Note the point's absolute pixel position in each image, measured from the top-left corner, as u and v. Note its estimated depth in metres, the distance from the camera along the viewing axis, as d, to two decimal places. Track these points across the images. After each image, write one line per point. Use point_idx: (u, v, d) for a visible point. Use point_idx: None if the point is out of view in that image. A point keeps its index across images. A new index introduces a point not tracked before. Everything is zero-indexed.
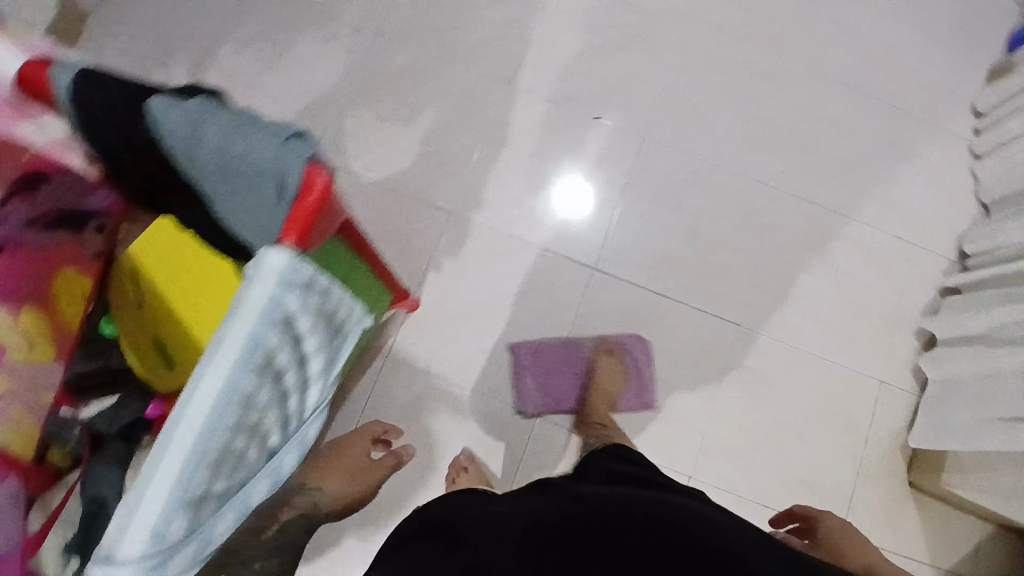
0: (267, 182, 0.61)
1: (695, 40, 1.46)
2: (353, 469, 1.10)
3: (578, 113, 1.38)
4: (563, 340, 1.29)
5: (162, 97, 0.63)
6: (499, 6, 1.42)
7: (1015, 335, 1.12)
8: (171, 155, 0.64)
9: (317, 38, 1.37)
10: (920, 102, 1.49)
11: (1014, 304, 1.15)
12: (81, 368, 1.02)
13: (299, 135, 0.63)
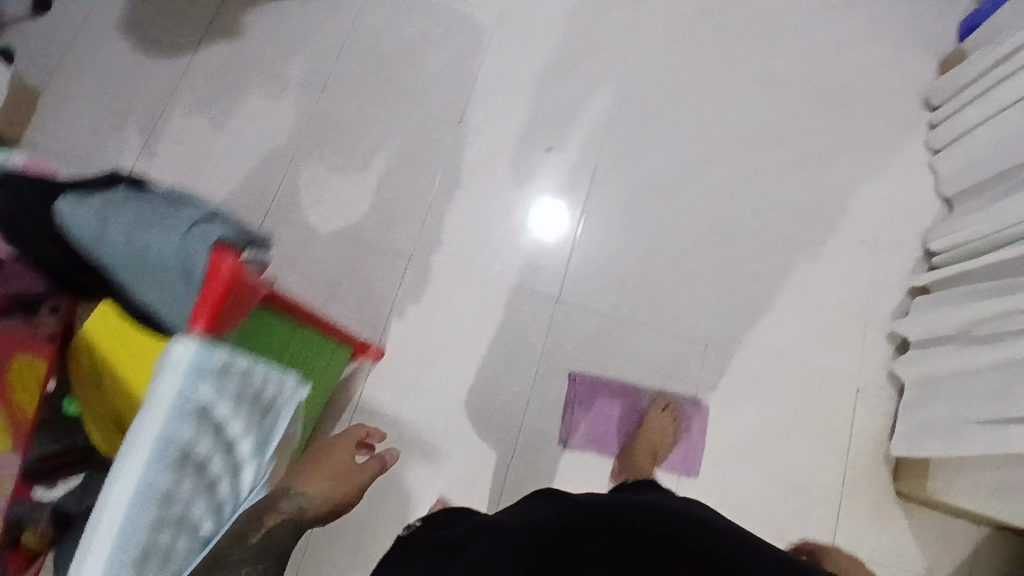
0: (178, 270, 0.65)
1: (643, 59, 1.46)
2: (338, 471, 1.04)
3: (530, 146, 1.39)
4: (622, 384, 1.28)
5: (72, 196, 0.67)
6: (444, 47, 1.43)
7: (985, 334, 1.10)
8: (86, 254, 0.67)
9: (265, 95, 1.37)
10: (873, 101, 1.48)
11: (979, 302, 1.13)
12: (42, 451, 0.87)
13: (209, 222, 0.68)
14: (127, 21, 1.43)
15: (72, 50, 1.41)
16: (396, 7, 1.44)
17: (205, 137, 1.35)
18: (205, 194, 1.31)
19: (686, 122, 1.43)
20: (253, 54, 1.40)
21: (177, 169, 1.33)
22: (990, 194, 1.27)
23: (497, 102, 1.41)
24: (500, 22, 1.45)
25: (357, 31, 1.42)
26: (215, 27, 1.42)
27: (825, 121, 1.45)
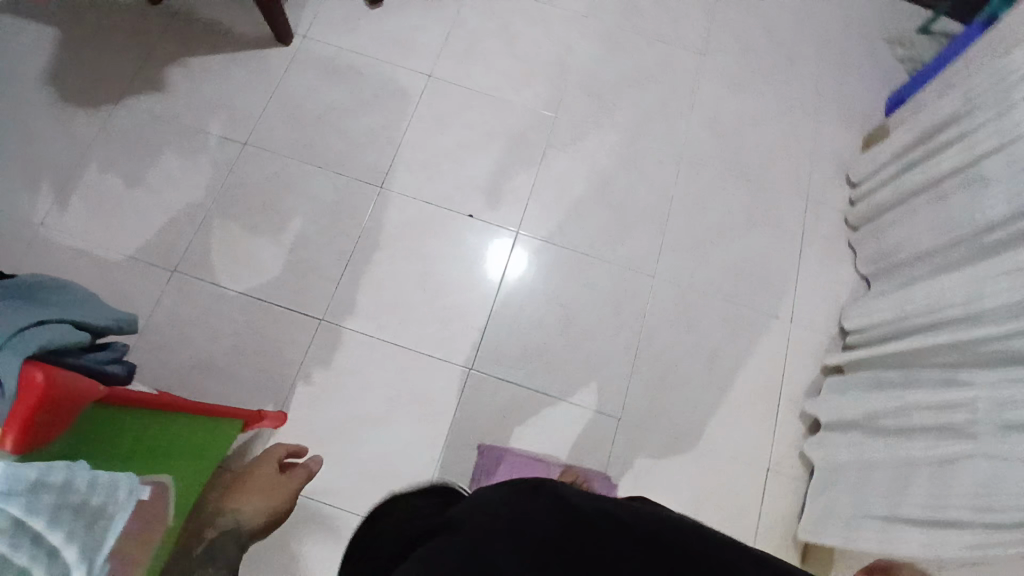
0: None
1: (567, 127, 1.46)
2: (262, 486, 1.08)
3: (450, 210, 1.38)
4: (534, 457, 1.24)
5: None
6: (369, 110, 1.43)
7: (889, 426, 1.11)
8: None
9: (183, 152, 1.36)
10: (798, 175, 1.49)
11: (886, 393, 1.14)
12: None
13: (34, 329, 0.63)
14: (48, 72, 1.41)
15: None
16: (323, 69, 1.45)
17: (118, 195, 1.32)
18: (113, 252, 1.28)
19: (609, 190, 1.42)
20: (177, 110, 1.39)
21: (87, 226, 1.30)
22: (905, 277, 1.27)
23: (419, 166, 1.41)
24: (427, 88, 1.47)
25: (282, 91, 1.42)
26: (137, 82, 1.41)
27: (747, 192, 1.45)
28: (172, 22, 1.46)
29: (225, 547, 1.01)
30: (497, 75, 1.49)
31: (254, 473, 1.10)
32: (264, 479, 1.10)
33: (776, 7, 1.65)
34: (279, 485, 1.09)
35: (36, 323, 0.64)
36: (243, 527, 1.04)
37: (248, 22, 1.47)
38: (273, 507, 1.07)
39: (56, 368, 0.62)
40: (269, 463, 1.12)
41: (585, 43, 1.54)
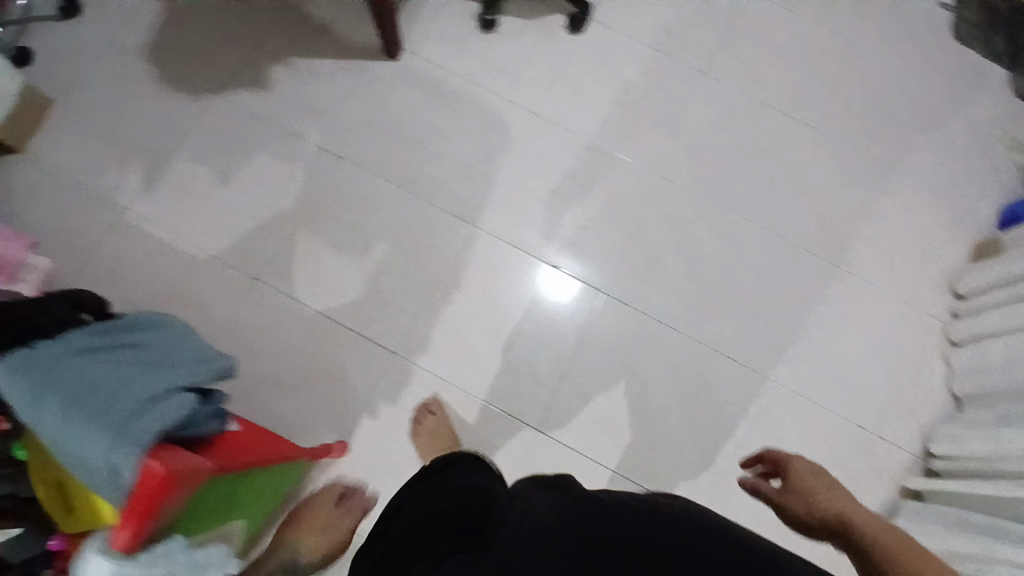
0: (99, 466, 0.58)
1: (667, 190, 1.40)
2: (320, 522, 1.05)
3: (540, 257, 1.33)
4: None
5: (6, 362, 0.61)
6: (471, 141, 1.38)
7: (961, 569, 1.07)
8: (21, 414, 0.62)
9: (277, 155, 1.32)
10: (898, 276, 1.43)
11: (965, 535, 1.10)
12: None
13: (154, 403, 0.63)
14: (150, 48, 1.37)
15: (89, 69, 1.35)
16: (427, 89, 1.39)
17: (207, 189, 1.29)
18: (194, 249, 1.25)
19: (701, 264, 1.37)
20: (278, 111, 1.34)
21: (171, 217, 1.27)
22: (999, 411, 1.21)
23: (514, 207, 1.35)
24: (530, 126, 1.41)
25: (384, 106, 1.37)
26: (239, 74, 1.36)
27: (846, 287, 1.40)
28: (279, 15, 1.39)
29: None
30: (603, 124, 1.43)
31: (313, 509, 1.07)
32: (323, 514, 1.06)
33: (900, 91, 1.56)
34: (334, 522, 1.05)
35: (152, 401, 0.63)
36: (300, 563, 1.00)
37: (356, 28, 1.40)
38: (332, 542, 1.04)
39: (172, 453, 0.60)
40: (323, 500, 1.09)
41: (697, 102, 1.47)
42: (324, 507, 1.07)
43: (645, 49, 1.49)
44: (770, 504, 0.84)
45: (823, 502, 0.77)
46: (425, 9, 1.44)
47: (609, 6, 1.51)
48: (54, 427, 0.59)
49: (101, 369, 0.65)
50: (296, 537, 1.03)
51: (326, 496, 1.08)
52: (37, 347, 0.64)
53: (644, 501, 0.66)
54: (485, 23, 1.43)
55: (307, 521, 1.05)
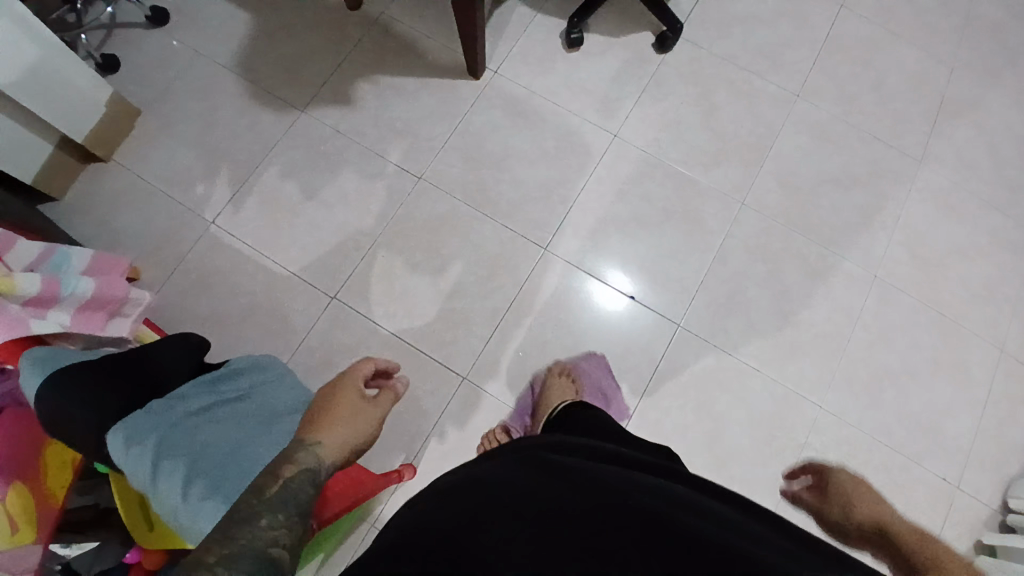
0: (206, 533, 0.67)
1: (749, 219, 1.36)
2: (342, 416, 0.76)
3: (610, 279, 1.31)
4: None
5: (127, 428, 0.70)
6: (549, 163, 1.36)
7: None
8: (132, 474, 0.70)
9: (359, 172, 1.33)
10: (992, 320, 1.34)
11: None
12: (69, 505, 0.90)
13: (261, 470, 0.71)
14: (241, 61, 1.40)
15: (182, 80, 1.39)
16: (509, 109, 1.39)
17: (291, 204, 1.31)
18: (277, 264, 1.27)
19: (784, 299, 1.32)
20: (360, 128, 1.36)
21: (256, 230, 1.29)
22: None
23: (591, 233, 1.33)
24: (611, 148, 1.38)
25: (466, 126, 1.37)
26: (326, 91, 1.38)
27: (935, 330, 1.32)
28: (368, 30, 1.42)
29: (302, 490, 0.67)
30: (686, 148, 1.39)
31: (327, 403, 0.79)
32: (349, 400, 0.80)
33: (1006, 121, 1.47)
34: (367, 410, 0.79)
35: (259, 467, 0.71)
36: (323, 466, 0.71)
37: (442, 46, 1.42)
38: (357, 439, 0.76)
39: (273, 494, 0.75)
40: (345, 388, 0.82)
41: (786, 128, 1.41)
42: (352, 392, 0.81)
43: (735, 69, 1.44)
44: None
45: (862, 514, 0.84)
46: (510, 28, 1.44)
47: (698, 25, 1.46)
48: (172, 493, 0.68)
49: (211, 430, 0.73)
50: (310, 432, 0.73)
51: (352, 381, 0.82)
52: (157, 409, 0.73)
53: (657, 489, 0.61)
54: (571, 41, 1.41)
55: (324, 412, 0.76)
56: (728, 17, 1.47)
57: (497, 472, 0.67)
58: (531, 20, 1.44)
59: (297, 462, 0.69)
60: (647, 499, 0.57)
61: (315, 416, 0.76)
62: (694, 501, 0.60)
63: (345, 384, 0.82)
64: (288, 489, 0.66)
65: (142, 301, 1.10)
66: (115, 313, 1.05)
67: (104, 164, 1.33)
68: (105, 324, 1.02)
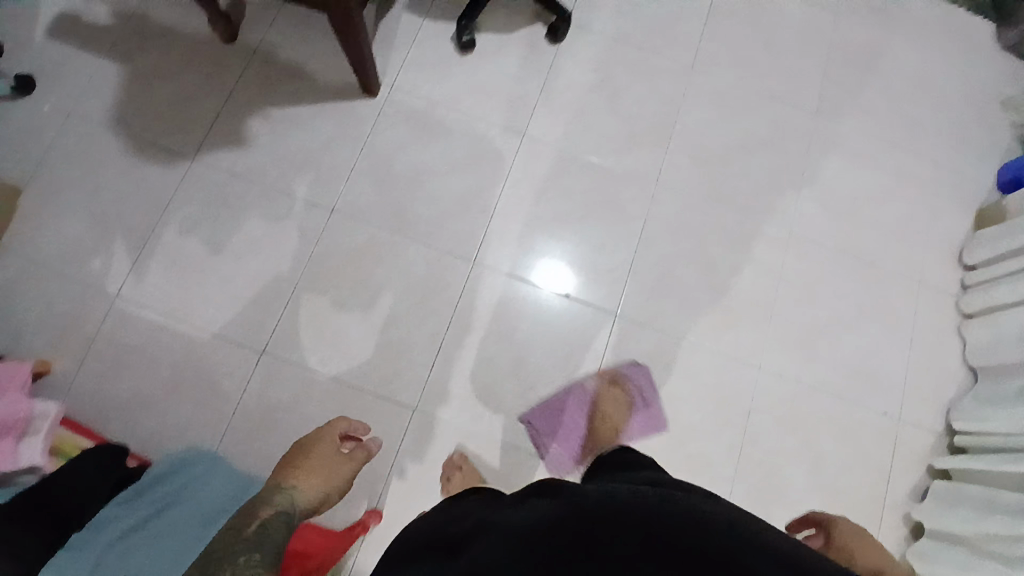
0: None
1: (667, 198, 1.37)
2: (328, 460, 1.02)
3: (541, 275, 1.30)
4: None
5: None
6: (462, 173, 1.33)
7: (998, 552, 1.05)
8: None
9: (267, 216, 1.26)
10: (907, 255, 1.40)
11: (994, 513, 1.08)
12: None
13: None
14: (117, 117, 1.30)
15: (57, 149, 1.29)
16: (412, 124, 1.34)
17: (199, 263, 1.24)
18: (195, 328, 1.21)
19: (714, 271, 1.34)
20: (259, 168, 1.29)
21: (168, 297, 1.23)
22: (1018, 385, 1.18)
23: (517, 240, 1.31)
24: (522, 149, 1.36)
25: (371, 148, 1.32)
26: (215, 135, 1.30)
27: (857, 275, 1.37)
28: (249, 62, 1.34)
29: (277, 525, 0.89)
30: (597, 136, 1.38)
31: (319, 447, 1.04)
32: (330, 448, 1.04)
33: (890, 60, 1.52)
34: (337, 464, 1.02)
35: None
36: (296, 509, 0.93)
37: (330, 66, 1.35)
38: (326, 487, 0.99)
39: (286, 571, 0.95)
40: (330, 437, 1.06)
41: (689, 101, 1.42)
42: (330, 443, 1.05)
43: (630, 49, 1.44)
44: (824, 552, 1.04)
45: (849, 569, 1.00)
46: (399, 39, 1.39)
47: (587, 10, 1.45)
48: None
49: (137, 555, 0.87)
50: (286, 483, 0.95)
51: (333, 434, 1.06)
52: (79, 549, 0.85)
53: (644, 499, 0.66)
54: (463, 45, 1.37)
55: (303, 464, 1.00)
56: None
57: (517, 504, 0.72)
58: (419, 27, 1.40)
59: (271, 506, 0.91)
60: (664, 504, 0.64)
61: (292, 472, 0.98)
62: (699, 498, 0.67)
63: (328, 435, 1.06)
64: (263, 530, 0.87)
65: (50, 413, 1.05)
66: (22, 434, 1.02)
67: None
68: (8, 450, 1.00)
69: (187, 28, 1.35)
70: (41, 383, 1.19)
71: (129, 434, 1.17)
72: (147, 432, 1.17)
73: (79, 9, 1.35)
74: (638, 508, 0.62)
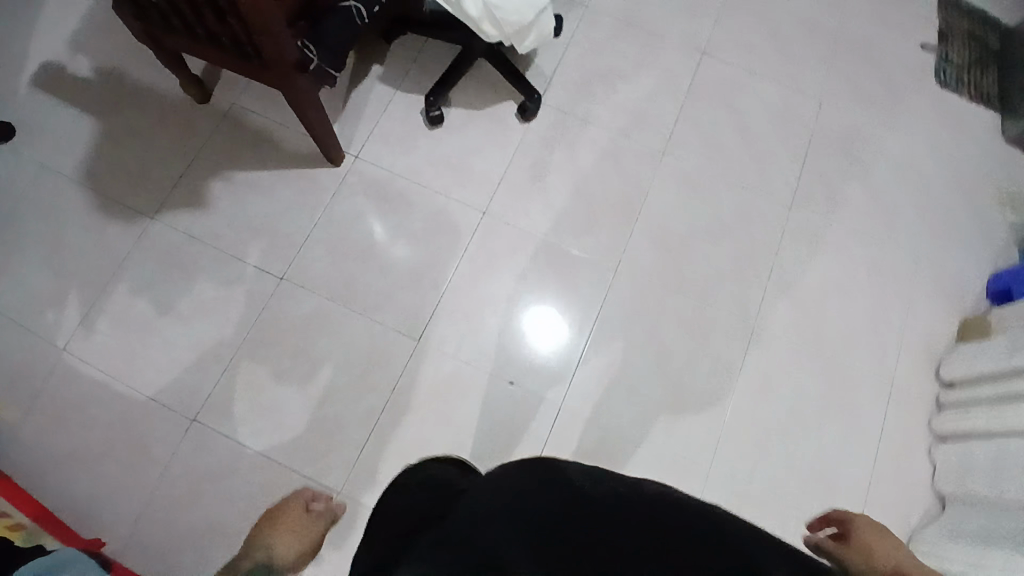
0: None
1: (626, 286, 1.33)
2: (295, 527, 1.07)
3: (528, 330, 1.29)
4: None
5: None
6: (416, 247, 1.33)
7: None
8: None
9: (219, 280, 1.29)
10: (879, 361, 1.32)
11: None
12: None
13: None
14: (87, 172, 1.35)
15: (30, 197, 1.34)
16: (372, 195, 1.35)
17: (146, 322, 1.27)
18: (132, 389, 1.23)
19: (668, 365, 1.29)
20: (217, 232, 1.31)
21: (113, 355, 1.25)
22: (1013, 524, 1.02)
23: (466, 319, 1.29)
24: (479, 226, 1.35)
25: (329, 217, 1.33)
26: (178, 194, 1.33)
27: (823, 379, 1.30)
28: (220, 124, 1.37)
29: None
30: (558, 217, 1.36)
31: (283, 514, 1.09)
32: (301, 514, 1.10)
33: (878, 153, 1.47)
34: (309, 524, 1.09)
35: None
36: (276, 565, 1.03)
37: (299, 133, 1.37)
38: (300, 548, 1.07)
39: None
40: (294, 504, 1.11)
41: (656, 184, 1.40)
42: (298, 509, 1.10)
43: (601, 131, 1.42)
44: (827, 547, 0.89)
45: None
46: (370, 109, 1.40)
47: (560, 88, 1.44)
48: None
49: None
50: (269, 540, 1.05)
51: (302, 496, 1.13)
52: None
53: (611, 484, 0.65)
54: (432, 118, 1.38)
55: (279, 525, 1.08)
56: (591, 76, 1.45)
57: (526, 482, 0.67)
58: (390, 98, 1.41)
59: (253, 557, 1.03)
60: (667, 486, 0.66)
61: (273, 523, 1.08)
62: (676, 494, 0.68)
63: (291, 504, 1.11)
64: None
65: None
66: None
67: None
68: None
69: (165, 87, 1.39)
70: None
71: (56, 491, 1.17)
72: (73, 492, 1.18)
73: (66, 63, 1.41)
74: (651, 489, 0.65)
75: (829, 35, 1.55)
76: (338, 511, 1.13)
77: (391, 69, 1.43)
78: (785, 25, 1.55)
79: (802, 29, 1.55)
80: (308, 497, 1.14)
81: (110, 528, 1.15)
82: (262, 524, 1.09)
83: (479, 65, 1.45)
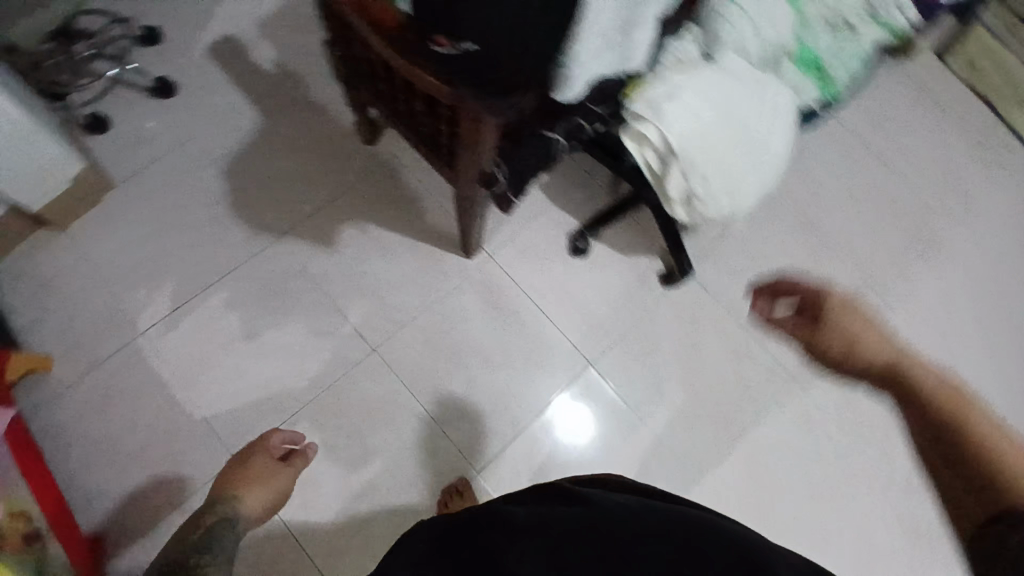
0: None
1: (699, 500, 1.24)
2: (259, 473, 1.02)
3: None
4: None
5: None
6: (509, 370, 1.27)
7: None
8: None
9: (311, 326, 1.25)
10: None
11: None
12: None
13: None
14: (228, 164, 1.31)
15: (165, 162, 1.31)
16: (488, 301, 1.30)
17: (227, 338, 1.24)
18: (190, 402, 1.21)
19: None
20: (327, 277, 1.28)
21: (185, 359, 1.23)
22: None
23: (529, 467, 1.22)
24: (579, 375, 1.29)
25: (439, 307, 1.28)
26: (305, 224, 1.29)
27: None
28: (373, 173, 1.33)
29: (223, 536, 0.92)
30: (658, 396, 1.29)
31: (250, 461, 1.03)
32: (266, 460, 1.04)
33: None
34: (279, 468, 1.04)
35: None
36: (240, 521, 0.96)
37: (443, 211, 1.33)
38: (273, 496, 1.02)
39: None
40: (266, 453, 1.06)
41: (769, 401, 1.30)
42: (264, 457, 1.05)
43: (735, 324, 1.34)
44: (794, 339, 0.61)
45: (876, 346, 0.56)
46: (518, 212, 1.35)
47: (710, 268, 1.37)
48: None
49: None
50: (236, 494, 0.98)
51: (268, 443, 1.07)
52: None
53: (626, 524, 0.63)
54: (575, 248, 1.32)
55: (248, 476, 1.01)
56: (744, 265, 1.38)
57: (555, 519, 0.65)
58: (543, 209, 1.36)
59: (216, 513, 0.95)
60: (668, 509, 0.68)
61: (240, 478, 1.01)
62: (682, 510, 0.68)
63: (257, 451, 1.05)
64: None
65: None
66: None
67: (59, 233, 1.26)
68: None
69: (336, 111, 1.36)
70: (35, 377, 1.20)
71: (82, 474, 1.16)
72: (97, 484, 1.16)
73: (251, 46, 1.37)
74: (660, 519, 0.65)
75: (1003, 314, 1.42)
76: (309, 454, 1.10)
77: (555, 182, 1.38)
78: (964, 282, 1.43)
79: (982, 292, 1.42)
80: (272, 444, 1.08)
81: (118, 531, 1.14)
82: (228, 477, 1.01)
83: (641, 211, 1.39)
